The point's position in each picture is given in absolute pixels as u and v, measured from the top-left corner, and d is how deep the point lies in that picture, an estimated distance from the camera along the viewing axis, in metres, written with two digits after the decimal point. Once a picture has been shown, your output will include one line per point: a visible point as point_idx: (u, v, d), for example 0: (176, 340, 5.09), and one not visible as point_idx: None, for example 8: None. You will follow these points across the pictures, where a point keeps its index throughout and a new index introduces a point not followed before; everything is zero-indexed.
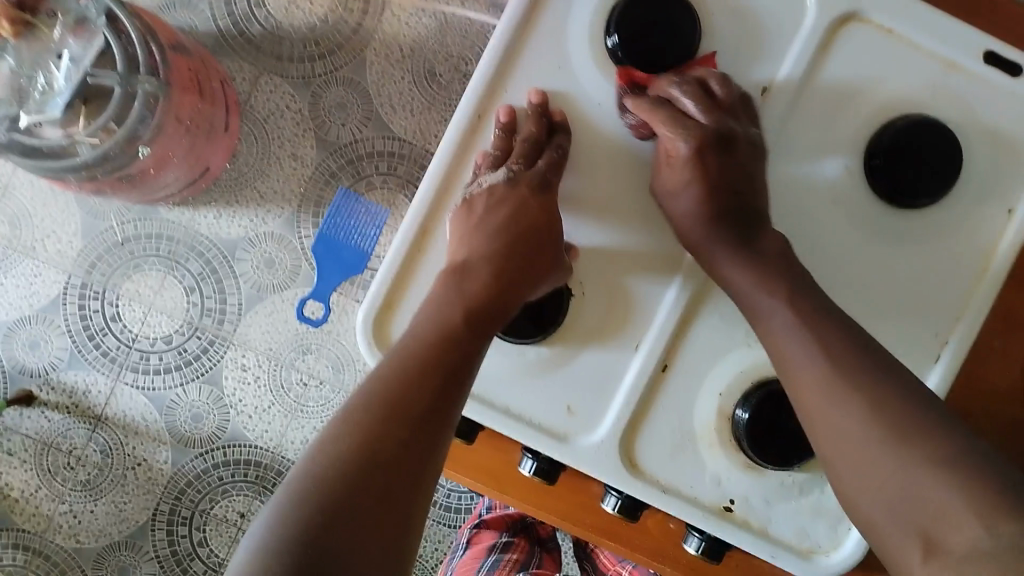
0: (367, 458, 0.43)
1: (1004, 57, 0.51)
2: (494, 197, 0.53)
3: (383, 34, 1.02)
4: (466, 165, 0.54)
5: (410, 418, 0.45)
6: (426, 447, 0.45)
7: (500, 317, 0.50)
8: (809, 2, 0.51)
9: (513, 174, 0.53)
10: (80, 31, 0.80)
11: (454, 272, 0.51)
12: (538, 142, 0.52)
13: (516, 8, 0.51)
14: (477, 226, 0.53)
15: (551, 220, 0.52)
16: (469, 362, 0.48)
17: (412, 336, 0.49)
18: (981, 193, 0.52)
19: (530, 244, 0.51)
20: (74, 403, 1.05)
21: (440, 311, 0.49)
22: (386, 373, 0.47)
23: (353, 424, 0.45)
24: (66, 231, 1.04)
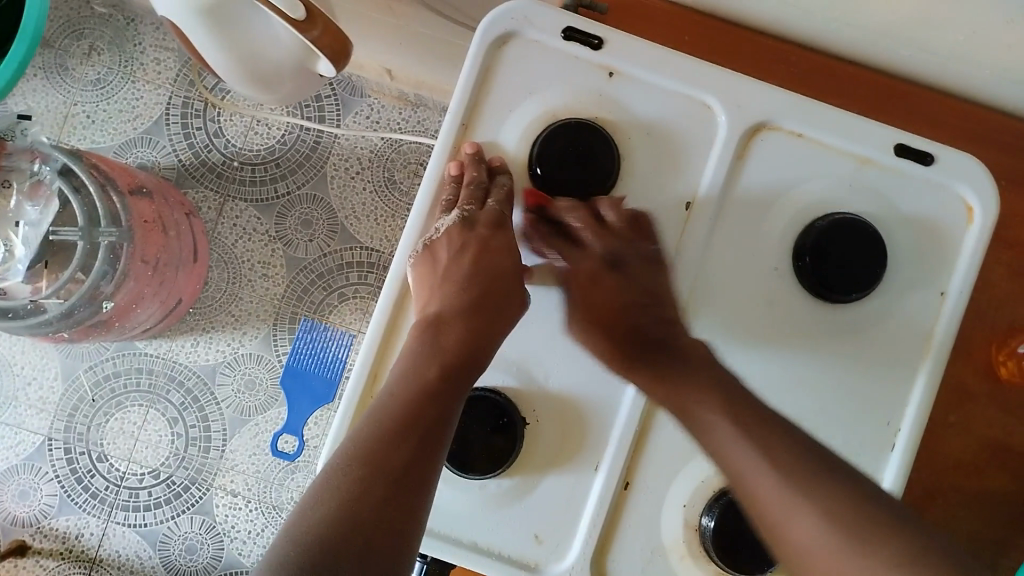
0: (344, 519, 0.44)
1: (914, 147, 0.53)
2: (453, 242, 0.56)
3: (341, 149, 1.03)
4: (406, 313, 0.55)
5: (390, 474, 0.46)
6: (409, 498, 0.46)
7: (476, 369, 0.51)
8: (720, 117, 0.54)
9: (468, 215, 0.55)
10: (37, 193, 0.82)
11: (428, 326, 0.53)
12: (481, 184, 0.54)
13: (461, 96, 0.54)
14: (442, 279, 0.55)
15: (513, 258, 0.55)
16: (446, 417, 0.49)
17: (388, 395, 0.50)
18: (911, 279, 0.54)
19: (495, 295, 0.54)
20: (67, 548, 1.00)
21: (417, 365, 0.51)
22: (363, 433, 0.48)
23: (332, 488, 0.45)
24: (46, 375, 1.02)
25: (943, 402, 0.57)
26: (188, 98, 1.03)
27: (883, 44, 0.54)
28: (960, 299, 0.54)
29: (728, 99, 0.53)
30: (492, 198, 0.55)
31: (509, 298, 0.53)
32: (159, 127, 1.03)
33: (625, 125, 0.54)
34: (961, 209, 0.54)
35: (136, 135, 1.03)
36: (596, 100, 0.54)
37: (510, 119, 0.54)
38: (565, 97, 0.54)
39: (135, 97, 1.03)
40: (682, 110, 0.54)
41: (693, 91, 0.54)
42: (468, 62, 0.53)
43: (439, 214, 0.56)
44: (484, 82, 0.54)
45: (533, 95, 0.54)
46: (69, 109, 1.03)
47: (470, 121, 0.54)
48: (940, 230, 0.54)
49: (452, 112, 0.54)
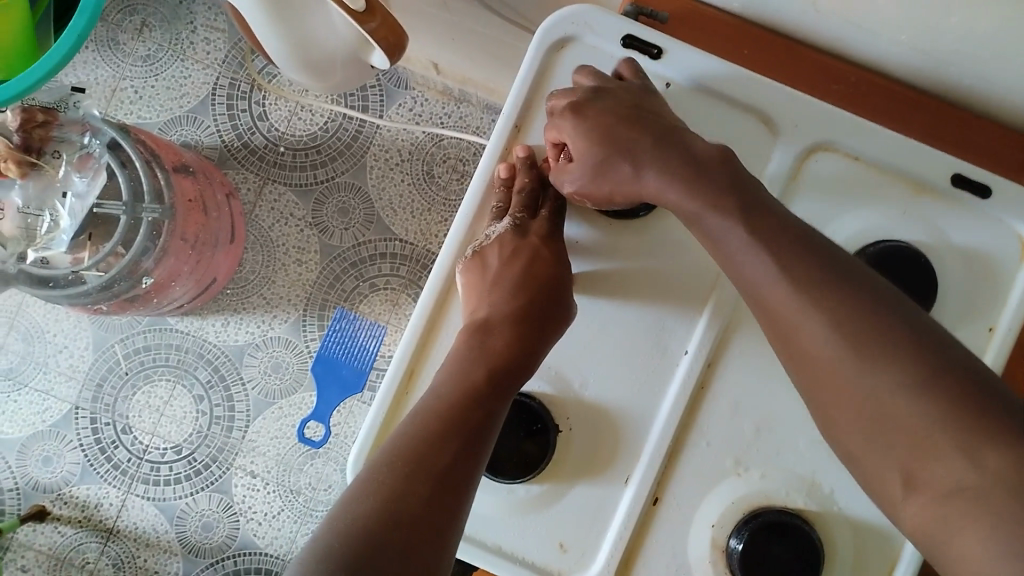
0: (389, 514, 0.43)
1: (973, 178, 0.52)
2: (505, 249, 0.55)
3: (382, 140, 1.03)
4: (449, 313, 0.55)
5: (432, 476, 0.45)
6: (450, 500, 0.45)
7: (520, 375, 0.51)
8: (778, 136, 0.53)
9: (519, 224, 0.56)
10: (85, 165, 0.83)
11: (476, 331, 0.52)
12: (532, 192, 0.55)
13: (516, 98, 0.54)
14: (491, 285, 0.54)
15: (561, 267, 0.53)
16: (490, 421, 0.49)
17: (433, 396, 0.50)
18: (960, 312, 0.53)
19: (538, 304, 0.53)
20: (87, 516, 1.01)
21: (461, 368, 0.50)
22: (406, 432, 0.48)
23: (376, 483, 0.45)
24: (78, 345, 1.03)
25: None
26: (235, 79, 1.03)
27: (947, 71, 0.53)
28: (1009, 336, 0.52)
29: (784, 117, 0.53)
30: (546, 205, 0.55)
31: (555, 307, 0.52)
32: (205, 107, 1.03)
33: None
34: (1017, 245, 0.53)
35: (181, 113, 1.03)
36: None
37: None
38: None
39: (183, 76, 1.03)
40: (737, 126, 0.54)
41: (750, 108, 0.53)
42: (524, 66, 0.54)
43: (488, 222, 0.56)
44: (538, 87, 0.54)
45: None
46: (117, 83, 1.04)
47: (523, 124, 0.55)
48: (994, 264, 0.53)
49: (506, 114, 0.54)
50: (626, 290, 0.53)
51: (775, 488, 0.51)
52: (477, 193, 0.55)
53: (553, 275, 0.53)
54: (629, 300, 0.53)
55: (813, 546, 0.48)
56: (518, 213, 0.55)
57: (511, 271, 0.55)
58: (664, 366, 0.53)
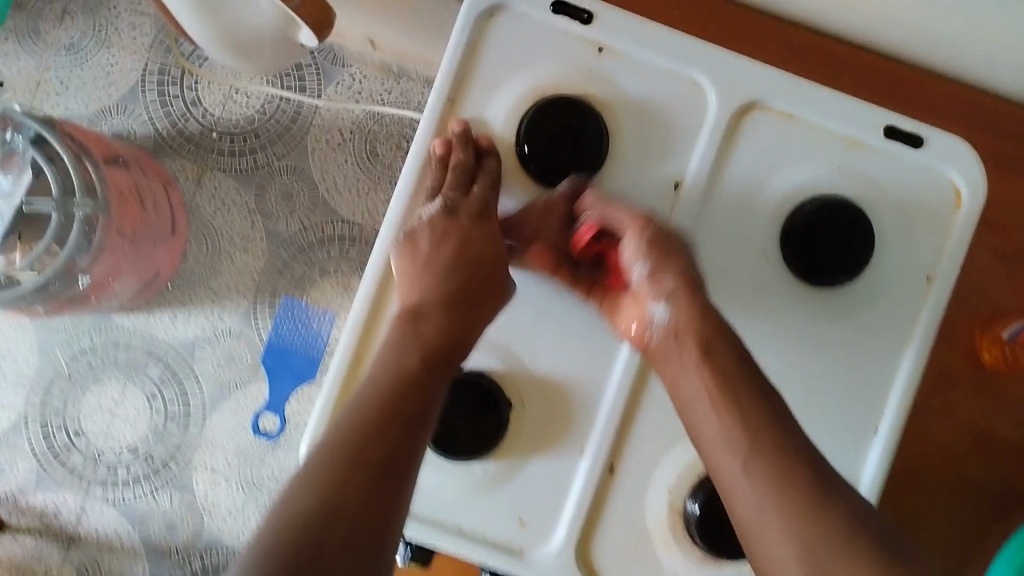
0: (328, 508, 0.42)
1: (904, 129, 0.53)
2: (437, 231, 0.54)
3: (322, 120, 1.00)
4: (390, 297, 0.54)
5: (372, 464, 0.45)
6: (392, 489, 0.44)
7: (456, 359, 0.50)
8: (710, 96, 0.53)
9: (451, 203, 0.53)
10: (10, 162, 0.82)
11: (409, 318, 0.51)
12: (467, 167, 0.52)
13: (448, 70, 0.52)
14: (425, 266, 0.52)
15: (496, 248, 0.54)
16: (430, 406, 0.48)
17: (369, 384, 0.48)
18: (899, 262, 0.54)
19: (474, 287, 0.52)
20: (45, 524, 0.99)
21: (397, 355, 0.49)
22: (345, 423, 0.47)
23: (316, 474, 0.44)
24: (22, 349, 0.99)
25: (928, 387, 0.57)
26: (165, 65, 1.00)
27: (877, 22, 0.53)
28: (948, 283, 0.53)
29: (718, 77, 0.52)
30: (478, 182, 0.53)
31: (494, 285, 0.52)
32: (135, 95, 1.00)
33: (616, 102, 0.53)
34: (950, 193, 0.53)
35: (110, 103, 1.00)
36: (585, 76, 0.53)
37: (497, 95, 0.53)
38: (553, 72, 0.53)
39: (110, 63, 1.00)
40: (672, 87, 0.53)
41: (684, 69, 0.53)
42: (454, 35, 0.52)
43: (425, 200, 0.55)
44: (470, 57, 0.53)
45: (521, 70, 0.53)
46: (41, 75, 1.00)
47: (457, 96, 0.53)
48: (930, 212, 0.53)
49: (438, 87, 0.53)
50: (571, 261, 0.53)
51: None
52: (414, 171, 0.54)
53: (494, 260, 0.52)
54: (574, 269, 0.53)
55: None
56: (451, 191, 0.53)
57: (442, 252, 0.53)
58: (613, 334, 0.52)
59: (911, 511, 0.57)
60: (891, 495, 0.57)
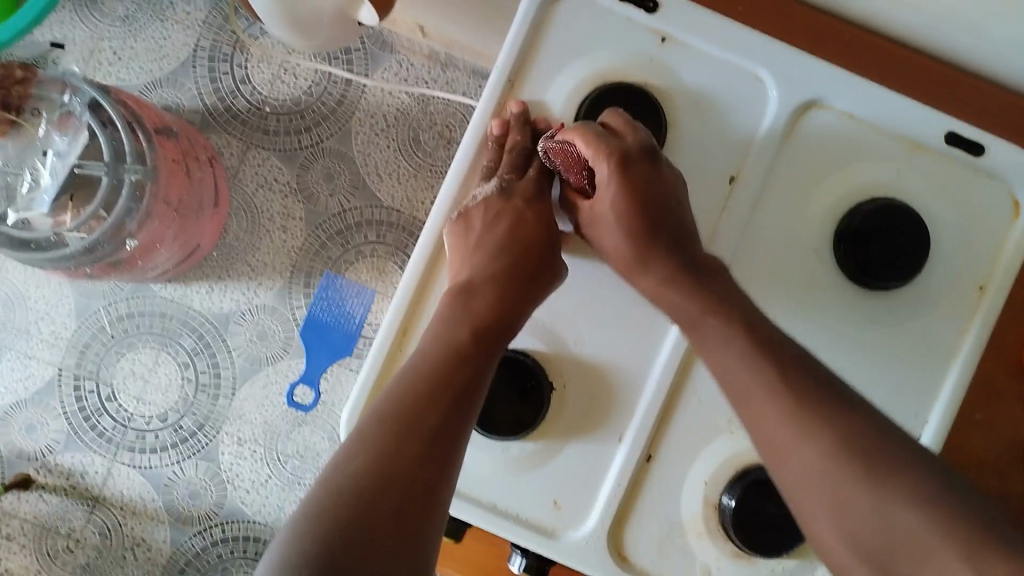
0: (379, 476, 0.43)
1: (965, 137, 0.53)
2: (490, 211, 0.54)
3: (367, 105, 1.01)
4: (439, 274, 0.54)
5: (423, 433, 0.45)
6: (442, 459, 0.45)
7: (507, 334, 0.50)
8: (771, 92, 0.53)
9: (506, 184, 0.55)
10: (65, 124, 0.83)
11: (460, 293, 0.51)
12: (524, 150, 0.53)
13: (510, 52, 0.53)
14: (475, 246, 0.54)
15: (548, 230, 0.54)
16: (480, 378, 0.48)
17: (419, 355, 0.49)
18: (951, 270, 0.53)
19: (529, 268, 0.52)
20: (72, 484, 1.00)
21: (447, 328, 0.50)
22: (395, 393, 0.47)
23: (366, 443, 0.44)
24: (60, 312, 1.01)
25: (972, 399, 0.57)
26: (217, 42, 1.01)
27: (943, 29, 0.53)
28: (1000, 294, 0.53)
29: (779, 74, 0.53)
30: (531, 165, 0.54)
31: (547, 269, 0.52)
32: (186, 70, 1.01)
33: (675, 92, 0.53)
34: (1009, 202, 0.54)
35: (162, 75, 1.01)
36: (646, 65, 0.53)
37: (557, 77, 0.54)
38: (614, 59, 0.53)
39: (163, 37, 1.01)
40: (731, 81, 0.53)
41: (745, 63, 0.53)
42: (519, 18, 0.52)
43: (478, 180, 0.55)
44: (533, 40, 0.53)
45: (583, 55, 0.53)
46: (96, 44, 1.01)
47: (517, 78, 0.53)
48: (986, 222, 0.53)
49: (500, 68, 0.53)
50: None
51: None
52: (468, 150, 0.54)
53: (541, 243, 0.54)
54: None
55: None
56: (507, 173, 0.55)
57: (495, 232, 0.54)
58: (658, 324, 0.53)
59: None
60: None
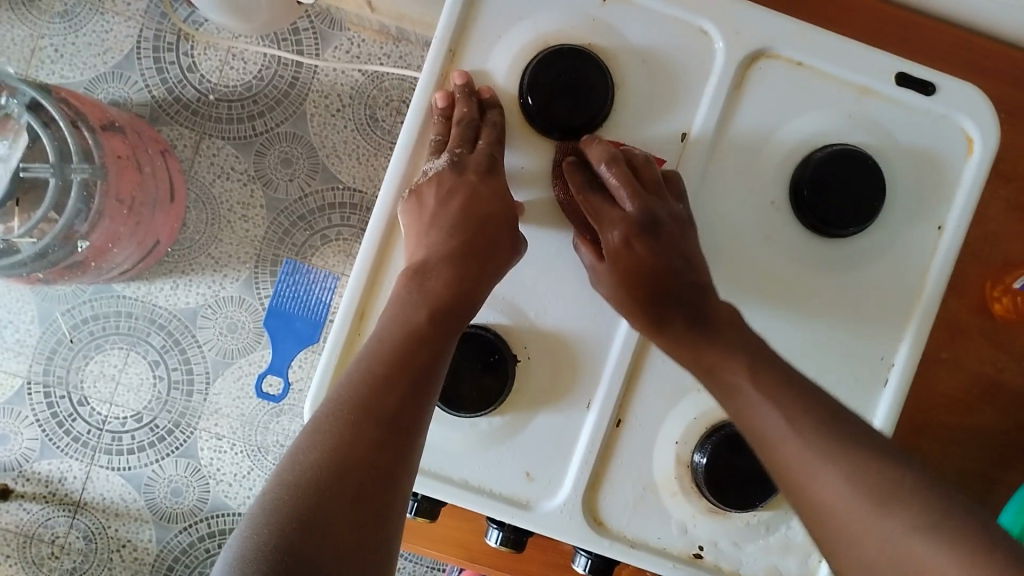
0: (336, 464, 0.42)
1: (915, 76, 0.52)
2: (443, 186, 0.52)
3: (320, 85, 0.98)
4: (394, 254, 0.53)
5: (381, 419, 0.44)
6: (400, 445, 0.44)
7: (465, 315, 0.49)
8: (717, 45, 0.52)
9: (457, 159, 0.52)
10: (5, 126, 0.78)
11: (415, 274, 0.50)
12: (472, 120, 0.51)
13: (449, 20, 0.51)
14: (430, 223, 0.52)
15: (506, 202, 0.51)
16: (437, 361, 0.47)
17: (376, 339, 0.48)
18: (909, 213, 0.53)
19: (485, 240, 0.51)
20: (51, 492, 0.99)
21: (402, 310, 0.49)
22: (351, 378, 0.46)
23: (322, 432, 0.43)
24: (22, 319, 0.98)
25: (936, 339, 0.57)
26: (160, 30, 0.98)
27: None
28: (958, 233, 0.53)
29: (726, 26, 0.52)
30: (484, 137, 0.52)
31: (504, 239, 0.51)
32: (131, 62, 0.98)
33: (621, 52, 0.52)
34: (961, 140, 0.53)
35: (106, 70, 0.98)
36: (589, 26, 0.52)
37: (500, 43, 0.52)
38: (557, 23, 0.52)
39: (104, 30, 0.97)
40: (678, 37, 0.52)
41: (689, 17, 0.52)
42: None
43: (427, 154, 0.54)
44: (471, 8, 0.52)
45: (524, 20, 0.52)
46: (35, 41, 0.97)
47: (458, 48, 0.52)
48: (941, 162, 0.53)
49: (440, 38, 0.52)
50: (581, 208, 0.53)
51: None
52: (414, 125, 0.53)
53: (498, 212, 0.51)
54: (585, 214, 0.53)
55: None
56: (457, 148, 0.52)
57: (450, 210, 0.52)
58: None
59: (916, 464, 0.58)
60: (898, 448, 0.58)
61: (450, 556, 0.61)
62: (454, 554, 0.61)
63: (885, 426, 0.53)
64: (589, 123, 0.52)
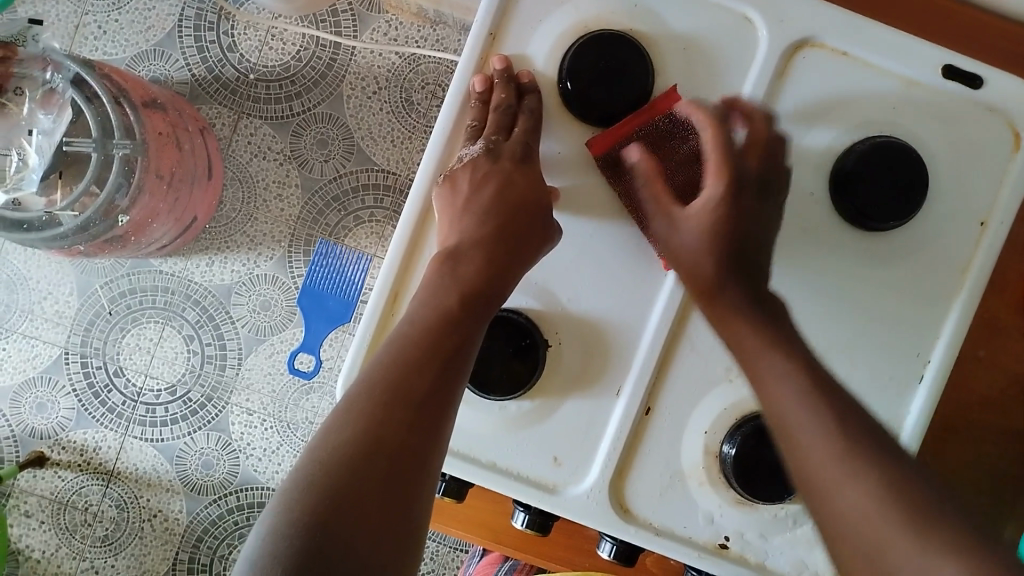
0: (368, 444, 0.42)
1: (965, 70, 0.51)
2: (477, 172, 0.53)
3: (357, 67, 0.99)
4: (428, 238, 0.54)
5: (411, 402, 0.44)
6: (430, 428, 0.44)
7: (496, 302, 0.49)
8: (761, 32, 0.51)
9: (493, 146, 0.52)
10: (50, 101, 0.80)
11: (448, 259, 0.50)
12: (510, 107, 0.51)
13: (490, 4, 0.51)
14: (463, 208, 0.52)
15: (540, 192, 0.51)
16: (468, 346, 0.47)
17: (407, 323, 0.48)
18: (950, 208, 0.52)
19: (518, 226, 0.50)
20: (86, 460, 1.01)
21: (435, 295, 0.49)
22: (383, 360, 0.46)
23: (355, 412, 0.44)
24: (62, 291, 1.00)
25: (972, 336, 0.57)
26: (201, 10, 0.99)
27: None
28: (1000, 230, 0.52)
29: (770, 14, 0.51)
30: (518, 124, 0.52)
31: (539, 227, 0.50)
32: (172, 39, 0.99)
33: (661, 37, 0.52)
34: (1008, 135, 0.52)
35: (148, 48, 0.99)
36: (630, 12, 0.51)
37: (541, 27, 0.52)
38: (597, 8, 0.51)
39: (147, 8, 0.99)
40: (720, 24, 0.52)
41: (733, 4, 0.51)
42: None
43: (464, 140, 0.54)
44: None
45: (564, 5, 0.52)
46: (79, 19, 0.99)
47: (498, 31, 0.52)
48: (987, 157, 0.52)
49: (480, 21, 0.52)
50: None
51: None
52: (452, 109, 0.53)
53: (531, 200, 0.51)
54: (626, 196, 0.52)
55: None
56: (493, 135, 0.52)
57: (483, 194, 0.53)
58: (652, 276, 0.52)
59: (948, 462, 0.57)
60: (931, 443, 0.57)
61: (474, 537, 0.61)
62: (475, 535, 0.61)
63: (910, 443, 0.52)
64: (627, 111, 0.51)
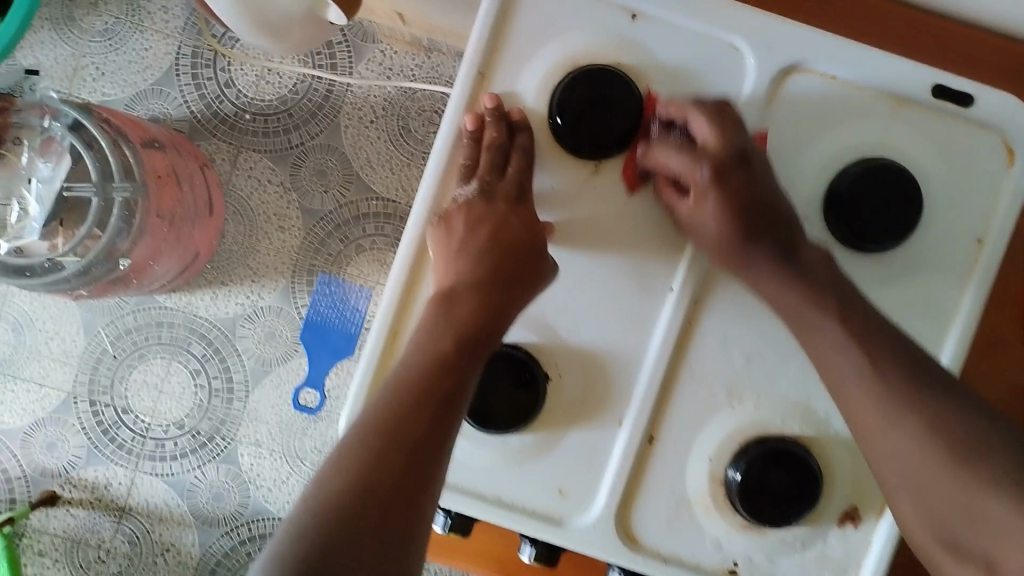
0: (361, 491, 0.43)
1: (953, 88, 0.52)
2: (472, 214, 0.53)
3: (353, 97, 0.99)
4: (424, 277, 0.54)
5: (406, 446, 0.45)
6: (425, 472, 0.45)
7: (492, 343, 0.50)
8: (749, 61, 0.52)
9: (486, 185, 0.53)
10: (48, 149, 0.81)
11: (443, 299, 0.51)
12: (502, 145, 0.51)
13: (478, 43, 0.52)
14: (457, 248, 0.52)
15: (532, 231, 0.52)
16: (464, 387, 0.47)
17: (403, 366, 0.49)
18: (946, 226, 0.53)
19: (512, 264, 0.51)
20: (97, 498, 1.01)
21: (430, 338, 0.49)
22: (379, 403, 0.47)
23: (351, 457, 0.44)
24: (68, 330, 1.01)
25: (974, 351, 0.57)
26: (198, 47, 1.00)
27: None
28: (997, 246, 0.52)
29: (757, 42, 0.52)
30: (512, 163, 0.52)
31: (533, 265, 0.51)
32: (170, 78, 1.00)
33: (649, 69, 0.52)
34: (1000, 151, 0.53)
35: (146, 87, 1.00)
36: (617, 46, 0.52)
37: (530, 63, 0.53)
38: (585, 43, 0.52)
39: (144, 47, 1.00)
40: (708, 54, 0.52)
41: (719, 34, 0.52)
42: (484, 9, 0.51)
43: (457, 180, 0.54)
44: (500, 29, 0.52)
45: (552, 41, 0.52)
46: (78, 61, 1.00)
47: (487, 70, 0.53)
48: (980, 174, 0.53)
49: (469, 61, 0.52)
50: (617, 220, 0.53)
51: (769, 418, 0.52)
52: (445, 148, 0.54)
53: (525, 239, 0.51)
54: (623, 226, 0.53)
55: (809, 471, 0.49)
56: (486, 175, 0.53)
57: (477, 237, 0.53)
58: (649, 306, 0.53)
59: None
60: None
61: (484, 569, 0.62)
62: (485, 567, 0.61)
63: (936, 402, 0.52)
64: (618, 145, 0.52)
